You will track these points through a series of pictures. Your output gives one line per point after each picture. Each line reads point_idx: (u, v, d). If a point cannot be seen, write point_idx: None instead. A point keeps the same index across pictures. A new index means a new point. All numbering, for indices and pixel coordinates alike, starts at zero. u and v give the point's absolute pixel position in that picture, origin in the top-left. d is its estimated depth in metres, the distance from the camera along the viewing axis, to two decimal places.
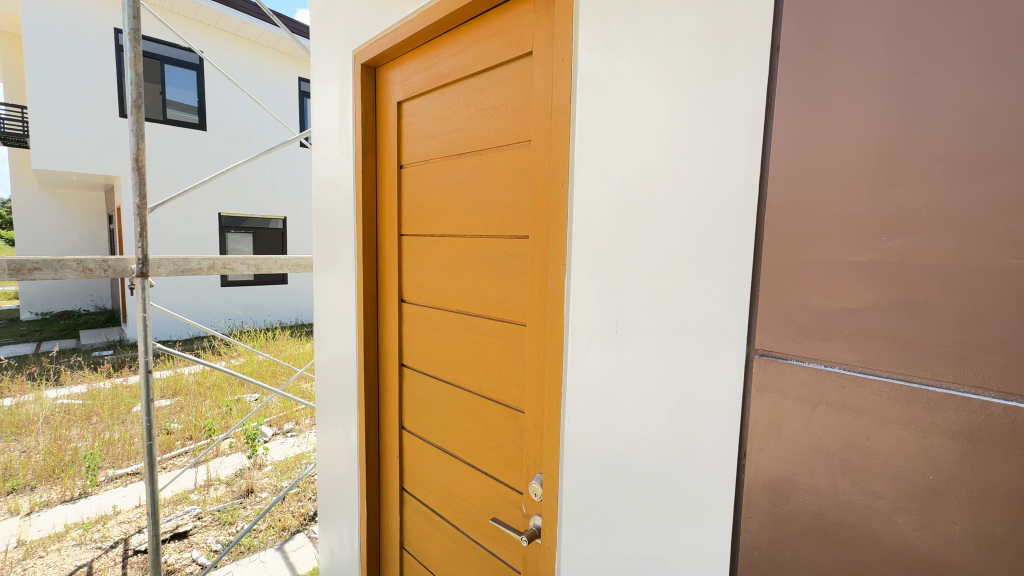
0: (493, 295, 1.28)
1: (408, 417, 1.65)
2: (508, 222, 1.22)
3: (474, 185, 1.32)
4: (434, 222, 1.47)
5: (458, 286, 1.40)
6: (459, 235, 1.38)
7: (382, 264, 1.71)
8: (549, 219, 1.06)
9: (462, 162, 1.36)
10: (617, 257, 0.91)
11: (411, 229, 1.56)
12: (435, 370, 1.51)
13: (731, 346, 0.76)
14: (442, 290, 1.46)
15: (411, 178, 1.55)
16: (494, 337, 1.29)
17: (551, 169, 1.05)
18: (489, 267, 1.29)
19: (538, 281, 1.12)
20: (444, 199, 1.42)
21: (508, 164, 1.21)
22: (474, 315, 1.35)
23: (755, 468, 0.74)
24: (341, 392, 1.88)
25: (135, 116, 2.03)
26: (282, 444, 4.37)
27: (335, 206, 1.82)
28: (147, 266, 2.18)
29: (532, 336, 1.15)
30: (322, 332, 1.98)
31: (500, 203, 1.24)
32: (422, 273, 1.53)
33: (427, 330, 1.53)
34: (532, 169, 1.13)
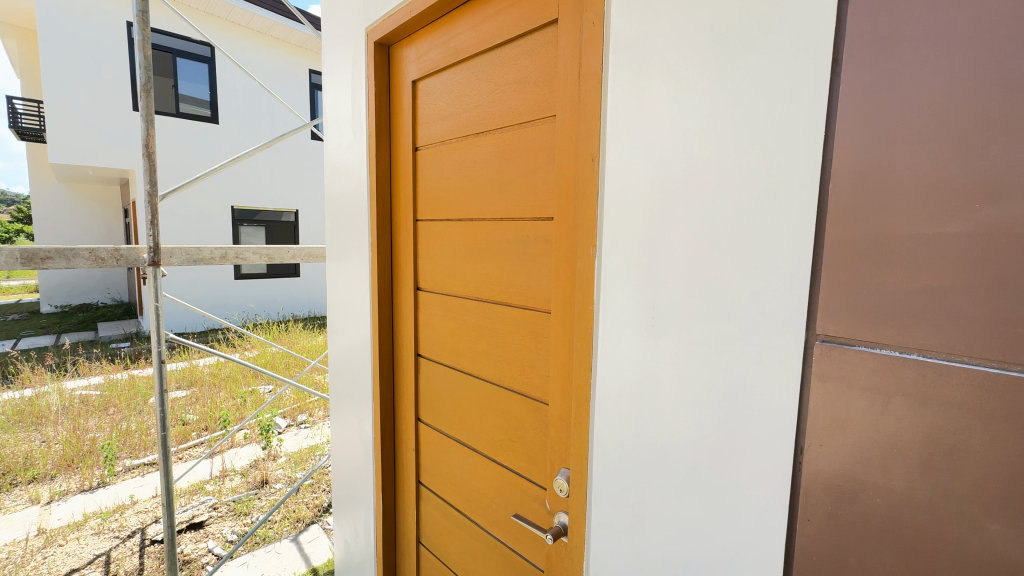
0: (512, 281, 1.23)
1: (425, 409, 1.60)
2: (531, 203, 1.15)
3: (495, 165, 1.25)
4: (451, 206, 1.41)
5: (475, 274, 1.34)
6: (476, 221, 1.33)
7: (397, 251, 1.65)
8: (577, 201, 1.00)
9: (481, 144, 1.29)
10: (654, 238, 0.83)
11: (428, 214, 1.51)
12: (453, 360, 1.45)
13: (787, 333, 0.68)
14: (457, 278, 1.41)
15: (426, 164, 1.50)
16: (515, 326, 1.23)
17: (577, 146, 0.99)
18: (510, 251, 1.22)
19: (560, 264, 1.06)
20: (462, 181, 1.36)
21: (531, 142, 1.14)
22: (495, 303, 1.29)
23: (814, 466, 0.67)
24: (355, 382, 1.84)
25: (144, 100, 1.98)
26: (296, 435, 4.38)
27: (348, 191, 1.77)
28: (159, 256, 2.12)
29: (555, 324, 1.09)
30: (335, 321, 1.93)
31: (523, 183, 1.17)
32: (439, 261, 1.48)
33: (444, 319, 1.48)
34: (555, 149, 1.07)
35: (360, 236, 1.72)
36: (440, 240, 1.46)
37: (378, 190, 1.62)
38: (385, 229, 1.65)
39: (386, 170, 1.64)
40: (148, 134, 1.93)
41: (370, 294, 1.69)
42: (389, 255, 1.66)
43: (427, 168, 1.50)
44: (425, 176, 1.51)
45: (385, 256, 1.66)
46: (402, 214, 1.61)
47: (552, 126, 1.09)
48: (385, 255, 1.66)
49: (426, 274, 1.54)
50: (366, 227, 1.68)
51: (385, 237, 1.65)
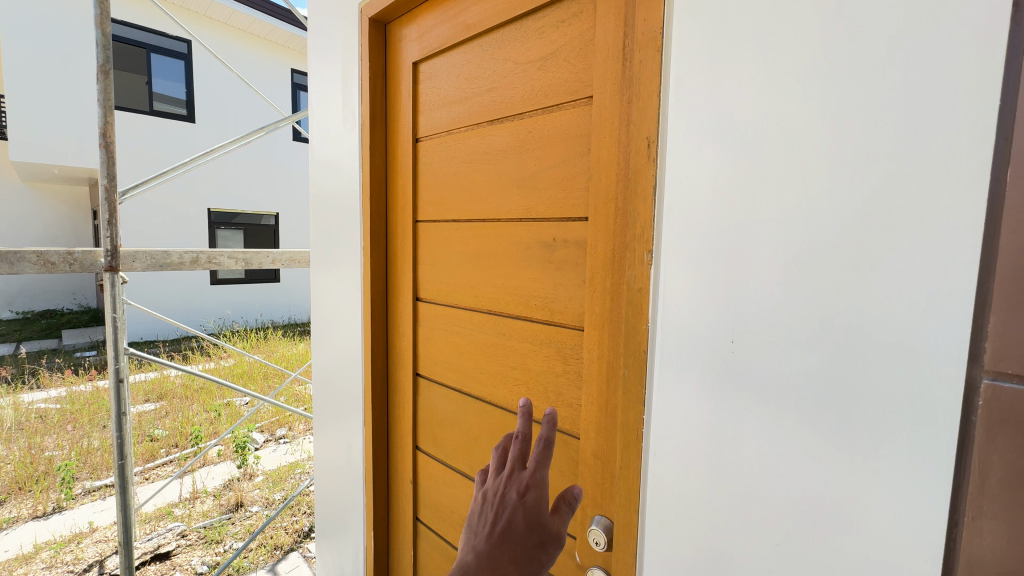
0: (533, 293, 1.05)
1: (424, 436, 1.41)
2: (559, 200, 0.98)
3: (513, 157, 1.08)
4: (459, 206, 1.23)
5: (487, 283, 1.16)
6: (489, 222, 1.15)
7: (393, 257, 1.46)
8: (624, 199, 0.83)
9: (496, 133, 1.12)
10: (735, 242, 0.67)
11: (430, 214, 1.32)
12: (460, 381, 1.26)
13: (939, 369, 0.52)
14: (465, 288, 1.22)
15: (429, 158, 1.32)
16: (537, 345, 1.05)
17: (624, 132, 0.83)
18: (532, 256, 1.05)
19: (600, 274, 0.89)
20: (473, 175, 1.18)
21: (560, 129, 0.97)
22: (511, 317, 1.11)
23: (980, 548, 0.50)
24: (343, 403, 1.63)
25: (101, 83, 1.75)
26: (275, 452, 4.11)
27: (337, 188, 1.57)
28: (117, 260, 1.87)
29: (591, 345, 0.92)
30: (321, 333, 1.72)
31: (550, 176, 1.00)
32: (443, 267, 1.29)
33: (449, 333, 1.29)
34: (593, 136, 0.90)
35: (351, 239, 1.52)
36: (445, 244, 1.28)
37: (372, 187, 1.43)
38: (380, 231, 1.46)
39: (381, 165, 1.45)
40: (103, 121, 1.70)
41: (361, 305, 1.49)
42: (383, 261, 1.47)
43: (430, 163, 1.32)
44: (427, 171, 1.33)
45: (379, 262, 1.46)
46: (400, 215, 1.42)
47: (588, 111, 0.92)
48: (379, 261, 1.46)
49: (427, 283, 1.36)
50: (358, 230, 1.49)
51: (379, 241, 1.46)
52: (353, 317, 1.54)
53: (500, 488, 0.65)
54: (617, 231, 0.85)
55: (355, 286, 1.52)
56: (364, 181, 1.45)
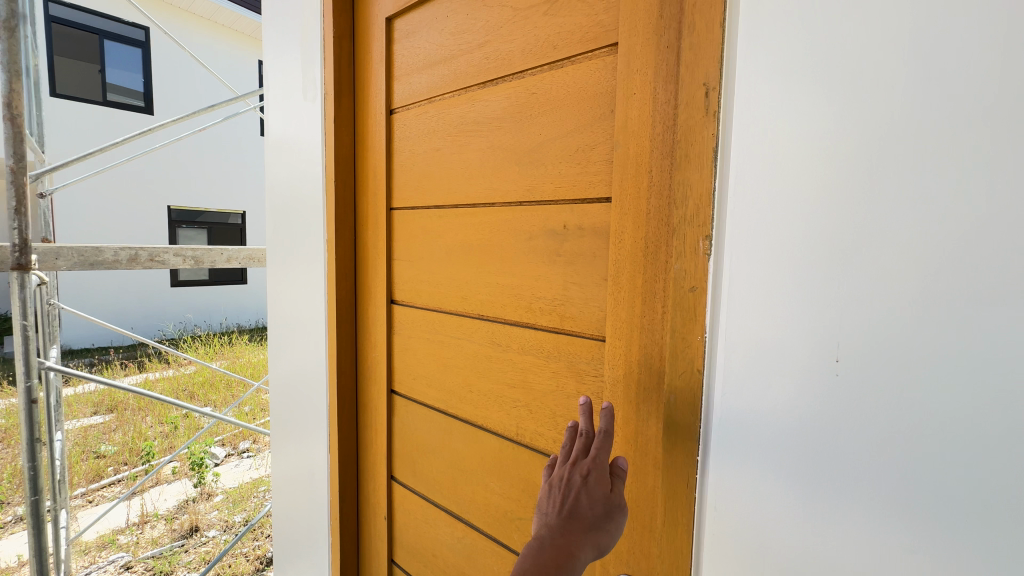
0: (539, 294, 0.84)
1: (400, 464, 1.19)
2: (573, 176, 0.78)
3: (512, 126, 0.87)
4: (444, 189, 1.01)
5: (479, 282, 0.95)
6: (481, 208, 0.94)
7: (362, 252, 1.23)
8: (668, 172, 0.65)
9: (491, 98, 0.91)
10: (836, 228, 0.51)
11: (407, 199, 1.10)
12: (444, 399, 1.05)
13: None
14: (452, 289, 1.01)
15: (406, 133, 1.10)
16: (543, 359, 0.84)
17: (667, 86, 0.64)
18: (536, 247, 0.84)
19: (631, 269, 0.70)
20: (461, 150, 0.97)
21: (574, 86, 0.77)
22: (510, 324, 0.90)
23: None
24: (304, 424, 1.39)
25: (4, 43, 1.46)
26: (237, 468, 3.79)
27: (296, 171, 1.34)
28: (27, 256, 1.57)
29: (616, 359, 0.72)
30: (278, 342, 1.48)
31: (559, 147, 0.80)
32: (424, 263, 1.07)
33: (431, 342, 1.07)
34: (619, 94, 0.70)
35: (313, 232, 1.29)
36: (427, 236, 1.06)
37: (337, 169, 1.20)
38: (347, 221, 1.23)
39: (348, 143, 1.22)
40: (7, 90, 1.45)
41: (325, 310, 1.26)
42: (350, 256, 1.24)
43: (407, 140, 1.10)
44: (403, 149, 1.11)
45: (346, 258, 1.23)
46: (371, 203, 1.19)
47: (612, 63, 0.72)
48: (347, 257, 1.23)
49: (404, 282, 1.13)
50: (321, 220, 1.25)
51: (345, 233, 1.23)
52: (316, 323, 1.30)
53: (561, 475, 0.57)
54: (658, 214, 0.66)
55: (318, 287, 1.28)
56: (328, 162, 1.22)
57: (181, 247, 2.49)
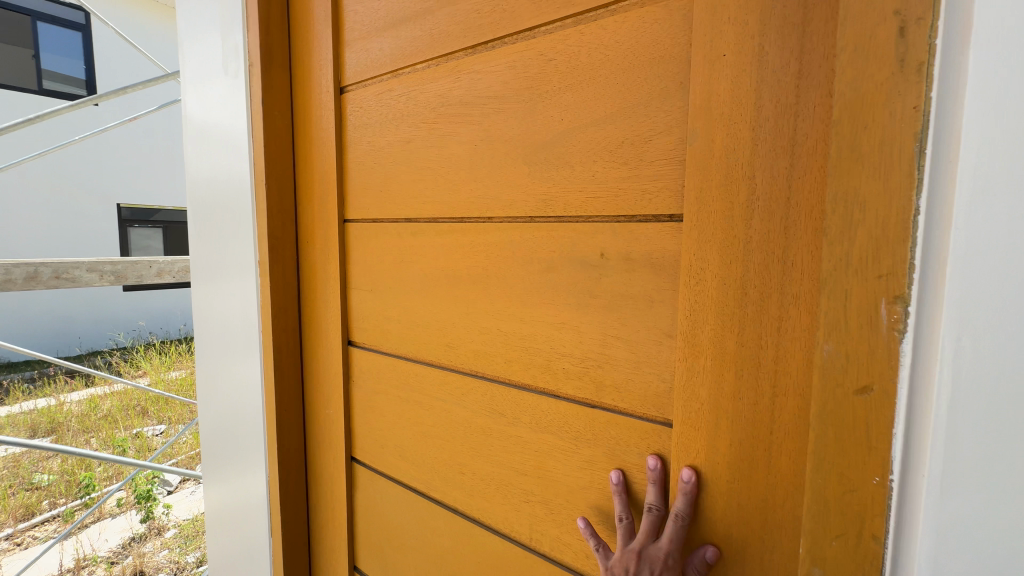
0: (562, 353, 0.59)
1: (370, 552, 0.91)
2: (619, 181, 0.52)
3: (517, 108, 0.60)
4: (421, 197, 0.75)
5: (474, 329, 0.69)
6: (472, 224, 0.67)
7: (308, 274, 0.95)
8: (794, 180, 0.42)
9: (484, 69, 0.64)
10: None
11: (371, 207, 0.83)
12: (428, 477, 0.78)
13: None
14: (434, 334, 0.74)
15: (365, 119, 0.83)
16: (571, 443, 0.59)
17: (797, 43, 0.41)
18: (559, 284, 0.58)
19: (727, 325, 0.46)
20: (444, 142, 0.70)
21: (618, 43, 0.51)
22: (520, 388, 0.64)
23: None
24: (241, 494, 1.08)
25: None
26: (191, 498, 3.38)
27: (222, 167, 1.03)
28: None
29: (697, 455, 0.49)
30: (205, 386, 1.16)
31: (596, 137, 0.53)
32: (396, 294, 0.80)
33: (408, 400, 0.80)
34: (698, 57, 0.46)
35: (242, 248, 1.00)
36: (398, 260, 0.79)
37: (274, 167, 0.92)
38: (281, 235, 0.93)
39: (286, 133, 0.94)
40: None
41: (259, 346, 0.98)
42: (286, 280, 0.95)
43: (367, 127, 0.82)
44: (363, 140, 0.84)
45: (283, 281, 0.94)
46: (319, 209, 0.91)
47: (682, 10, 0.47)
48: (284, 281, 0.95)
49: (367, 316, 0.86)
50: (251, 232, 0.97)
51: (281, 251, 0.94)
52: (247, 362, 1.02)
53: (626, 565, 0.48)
54: (774, 242, 0.43)
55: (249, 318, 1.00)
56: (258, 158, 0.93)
57: (98, 261, 2.15)
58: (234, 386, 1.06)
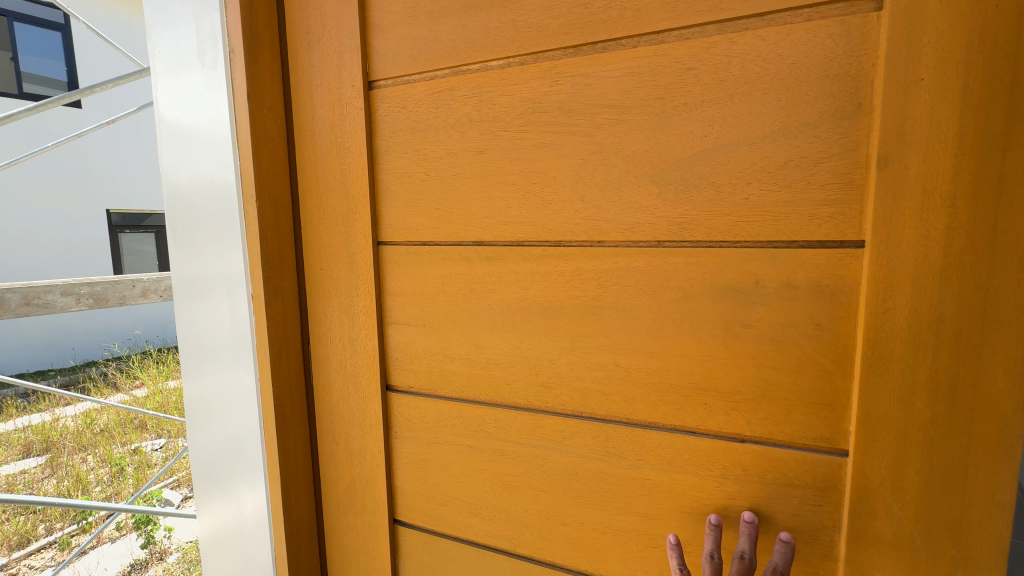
0: (702, 387, 0.55)
1: None
2: (786, 206, 0.49)
3: (642, 119, 0.53)
4: (500, 220, 0.62)
5: (579, 368, 0.60)
6: (574, 251, 0.59)
7: (319, 314, 0.75)
8: (999, 213, 0.42)
9: (595, 72, 0.55)
10: None
11: (423, 228, 0.66)
12: (515, 539, 0.67)
13: None
14: (520, 379, 0.64)
15: (410, 120, 0.65)
16: (714, 479, 0.56)
17: (1004, 68, 0.40)
18: (704, 313, 0.54)
19: (920, 353, 0.45)
20: (537, 153, 0.59)
21: (792, 60, 0.47)
22: (647, 427, 0.58)
23: None
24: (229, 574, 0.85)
25: None
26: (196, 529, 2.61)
27: (192, 169, 0.77)
28: None
29: (874, 487, 0.48)
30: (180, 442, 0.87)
31: (755, 158, 0.50)
32: (468, 332, 0.66)
33: (487, 455, 0.67)
34: (888, 77, 0.43)
35: (216, 263, 0.76)
36: (465, 298, 0.65)
37: (274, 179, 0.72)
38: (276, 263, 0.74)
39: (279, 134, 0.73)
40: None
41: (253, 389, 0.76)
42: (282, 318, 0.74)
43: (412, 134, 0.65)
44: (406, 148, 0.66)
45: (279, 322, 0.74)
46: (324, 228, 0.72)
47: (862, 26, 0.45)
48: (276, 322, 0.74)
49: (418, 367, 0.70)
50: (233, 241, 0.74)
51: (276, 282, 0.74)
52: (236, 410, 0.79)
53: None
54: (973, 273, 0.43)
55: (234, 353, 0.77)
56: (242, 152, 0.71)
57: (73, 282, 1.93)
58: (212, 439, 0.83)
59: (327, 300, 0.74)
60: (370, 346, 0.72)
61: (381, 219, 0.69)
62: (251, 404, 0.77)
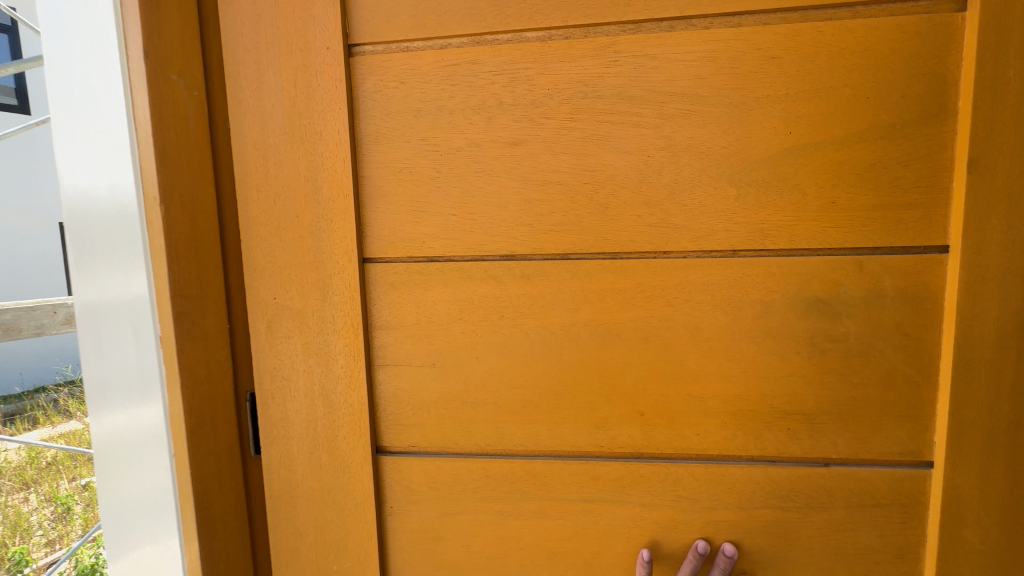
0: (787, 412, 0.49)
1: None
2: (877, 212, 0.46)
3: (718, 112, 0.47)
4: (540, 228, 0.50)
5: (639, 402, 0.51)
6: (636, 266, 0.49)
7: (268, 360, 0.54)
8: None
9: (663, 54, 0.47)
10: None
11: (434, 238, 0.51)
12: None
13: None
14: (565, 422, 0.52)
15: (412, 100, 0.50)
16: (797, 510, 0.51)
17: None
18: (788, 327, 0.48)
19: (1006, 358, 0.45)
20: (590, 147, 0.48)
21: (886, 56, 0.45)
22: (720, 461, 0.51)
23: None
24: None
25: None
26: None
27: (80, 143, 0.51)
28: None
29: (963, 496, 0.48)
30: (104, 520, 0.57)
31: (846, 160, 0.46)
32: (499, 368, 0.52)
33: (520, 519, 0.54)
34: (981, 80, 0.43)
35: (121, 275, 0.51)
36: (492, 327, 0.52)
37: (193, 174, 0.51)
38: (190, 288, 0.51)
39: (195, 108, 0.50)
40: None
41: (163, 427, 0.52)
42: (206, 366, 0.52)
43: (415, 119, 0.50)
44: (407, 136, 0.50)
45: (202, 373, 0.52)
46: (274, 239, 0.52)
47: (947, 27, 0.44)
48: (195, 375, 0.51)
49: (424, 421, 0.54)
50: (127, 249, 0.50)
51: (195, 318, 0.51)
52: (135, 468, 0.54)
53: None
54: None
55: (132, 394, 0.52)
56: (139, 125, 0.48)
57: None
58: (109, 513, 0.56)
59: (284, 338, 0.53)
60: (352, 399, 0.53)
61: (365, 228, 0.52)
62: (159, 455, 0.52)
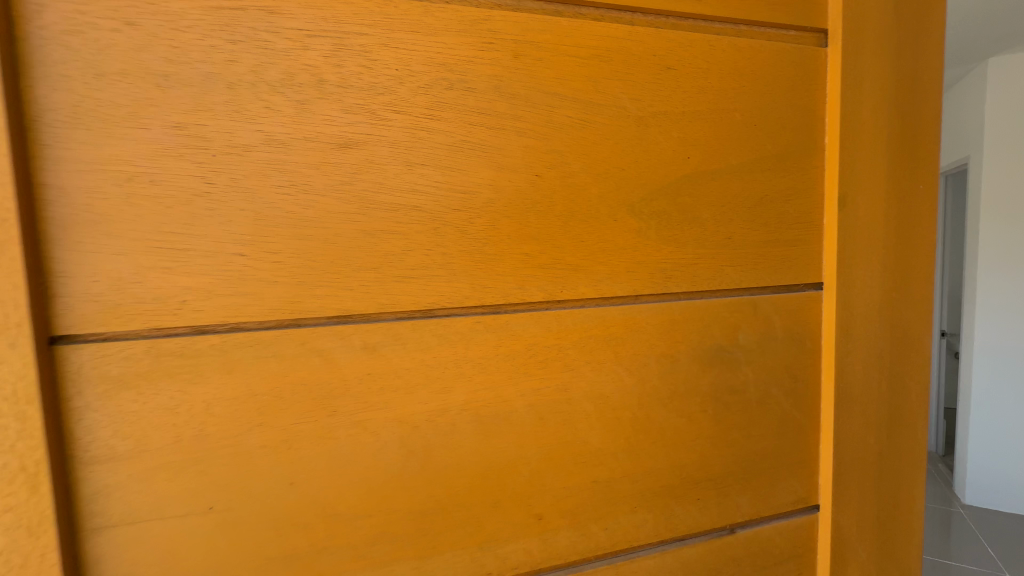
0: (696, 481, 0.42)
1: None
2: (766, 250, 0.43)
3: (614, 126, 0.38)
4: (390, 273, 0.34)
5: (535, 504, 0.38)
6: (526, 321, 0.37)
7: None
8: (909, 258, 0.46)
9: (547, 45, 0.36)
10: None
11: (209, 292, 0.30)
12: None
13: None
14: (437, 553, 0.36)
15: (149, 56, 0.29)
16: None
17: (908, 125, 0.45)
18: (692, 383, 0.41)
19: (869, 391, 0.46)
20: (461, 158, 0.34)
21: (766, 83, 0.42)
22: (631, 556, 0.41)
23: None
24: None
25: None
26: None
27: None
28: None
29: (846, 536, 0.47)
30: None
31: (739, 191, 0.41)
32: (334, 491, 0.33)
33: None
34: (844, 119, 0.43)
35: None
36: (315, 434, 0.33)
37: None
38: None
39: None
40: None
41: None
42: None
43: (158, 90, 0.29)
44: (144, 118, 0.29)
45: None
46: None
47: (814, 60, 0.43)
48: None
49: None
50: None
51: None
52: None
53: None
54: (897, 311, 0.46)
55: None
56: None
57: None
58: None
59: None
60: None
61: (54, 281, 0.28)
62: None
